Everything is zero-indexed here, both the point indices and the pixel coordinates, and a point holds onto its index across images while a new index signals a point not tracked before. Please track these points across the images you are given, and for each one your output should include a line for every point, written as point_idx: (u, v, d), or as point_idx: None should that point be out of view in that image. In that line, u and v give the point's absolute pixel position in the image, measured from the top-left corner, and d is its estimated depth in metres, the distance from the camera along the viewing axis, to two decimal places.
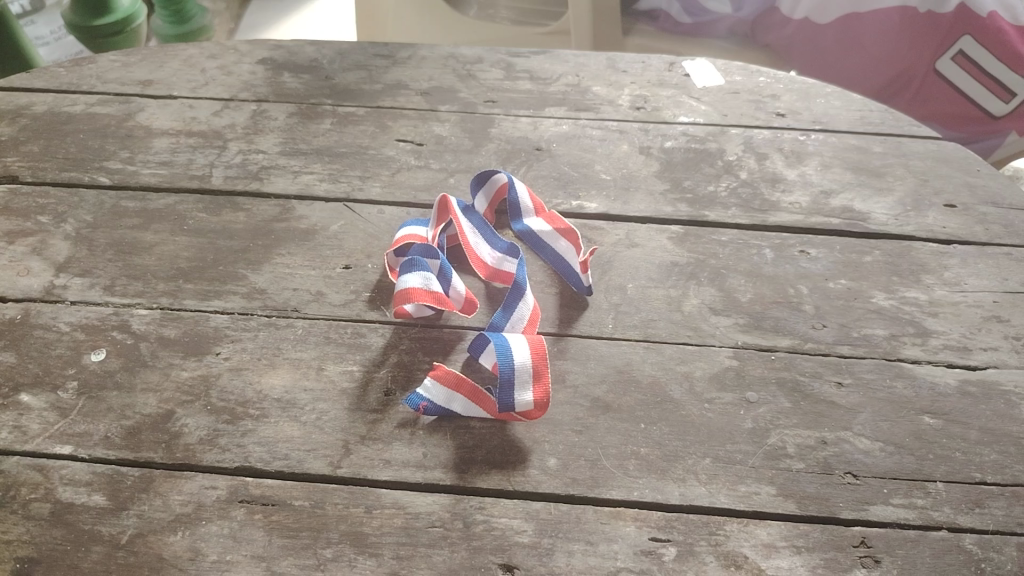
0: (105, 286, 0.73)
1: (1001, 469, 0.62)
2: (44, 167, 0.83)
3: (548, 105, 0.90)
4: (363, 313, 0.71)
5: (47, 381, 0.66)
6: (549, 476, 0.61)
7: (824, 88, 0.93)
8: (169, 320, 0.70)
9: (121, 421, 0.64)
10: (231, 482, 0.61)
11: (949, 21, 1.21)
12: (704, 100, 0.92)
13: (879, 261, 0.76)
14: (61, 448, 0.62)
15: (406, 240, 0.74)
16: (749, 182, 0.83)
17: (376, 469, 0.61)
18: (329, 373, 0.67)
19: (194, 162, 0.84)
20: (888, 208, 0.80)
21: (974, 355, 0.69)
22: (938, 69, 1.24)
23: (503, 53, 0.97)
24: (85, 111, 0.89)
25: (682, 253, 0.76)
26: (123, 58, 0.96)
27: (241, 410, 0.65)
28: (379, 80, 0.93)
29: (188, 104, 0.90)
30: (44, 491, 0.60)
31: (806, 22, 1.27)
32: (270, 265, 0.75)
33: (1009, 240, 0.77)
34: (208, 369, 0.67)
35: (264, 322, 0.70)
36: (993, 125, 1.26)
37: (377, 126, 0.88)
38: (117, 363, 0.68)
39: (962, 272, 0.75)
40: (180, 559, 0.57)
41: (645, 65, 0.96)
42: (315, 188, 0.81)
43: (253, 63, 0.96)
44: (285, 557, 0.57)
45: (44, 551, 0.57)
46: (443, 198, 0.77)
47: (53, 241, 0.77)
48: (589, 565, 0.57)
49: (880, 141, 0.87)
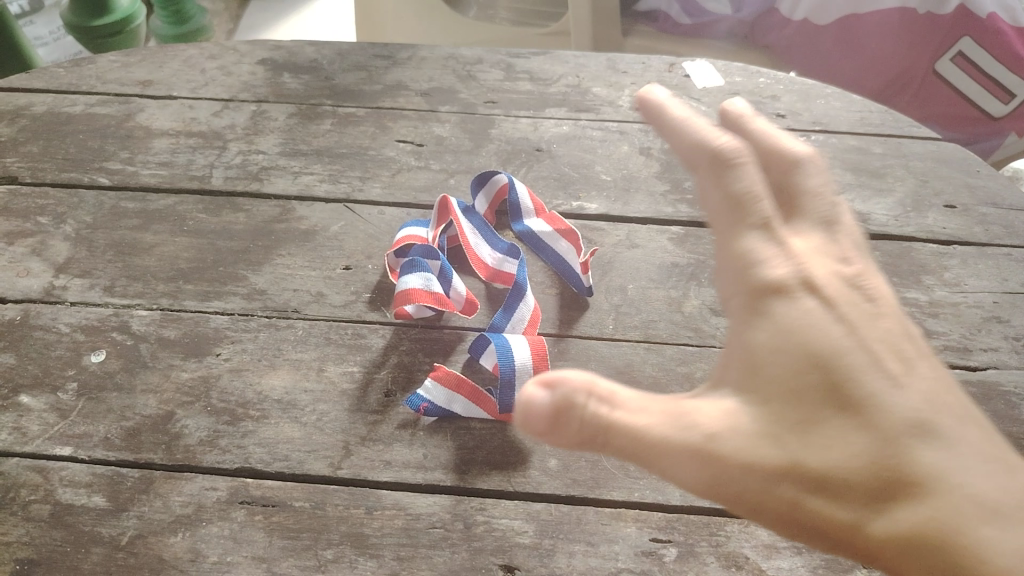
0: (105, 287, 0.73)
1: None
2: (44, 168, 0.83)
3: (548, 106, 0.90)
4: (363, 314, 0.71)
5: (47, 382, 0.66)
6: (550, 476, 0.61)
7: (824, 89, 0.93)
8: (168, 321, 0.70)
9: (121, 422, 0.64)
10: (231, 483, 0.61)
11: (948, 22, 1.21)
12: (705, 101, 0.92)
13: (879, 262, 0.76)
14: (61, 449, 0.62)
15: (406, 241, 0.74)
16: None
17: (376, 470, 0.61)
18: (329, 374, 0.67)
19: (194, 162, 0.84)
20: (889, 208, 0.80)
21: (975, 356, 0.69)
22: (936, 70, 1.25)
23: (502, 54, 0.97)
24: (84, 111, 0.89)
25: (682, 253, 0.76)
26: (123, 58, 0.96)
27: (242, 411, 0.64)
28: (379, 80, 0.93)
29: (187, 104, 0.90)
30: (43, 491, 0.60)
31: (805, 23, 1.27)
32: (270, 265, 0.75)
33: (1009, 241, 0.77)
34: (208, 369, 0.67)
35: (264, 322, 0.70)
36: (992, 126, 1.28)
37: (377, 127, 0.88)
38: (117, 364, 0.67)
39: (962, 273, 0.75)
40: (180, 560, 0.57)
41: (645, 65, 0.96)
42: (315, 189, 0.81)
43: (253, 64, 0.96)
44: (286, 558, 0.57)
45: (44, 553, 0.57)
46: (443, 198, 0.77)
47: (52, 242, 0.77)
48: (589, 565, 0.57)
49: (880, 141, 0.87)
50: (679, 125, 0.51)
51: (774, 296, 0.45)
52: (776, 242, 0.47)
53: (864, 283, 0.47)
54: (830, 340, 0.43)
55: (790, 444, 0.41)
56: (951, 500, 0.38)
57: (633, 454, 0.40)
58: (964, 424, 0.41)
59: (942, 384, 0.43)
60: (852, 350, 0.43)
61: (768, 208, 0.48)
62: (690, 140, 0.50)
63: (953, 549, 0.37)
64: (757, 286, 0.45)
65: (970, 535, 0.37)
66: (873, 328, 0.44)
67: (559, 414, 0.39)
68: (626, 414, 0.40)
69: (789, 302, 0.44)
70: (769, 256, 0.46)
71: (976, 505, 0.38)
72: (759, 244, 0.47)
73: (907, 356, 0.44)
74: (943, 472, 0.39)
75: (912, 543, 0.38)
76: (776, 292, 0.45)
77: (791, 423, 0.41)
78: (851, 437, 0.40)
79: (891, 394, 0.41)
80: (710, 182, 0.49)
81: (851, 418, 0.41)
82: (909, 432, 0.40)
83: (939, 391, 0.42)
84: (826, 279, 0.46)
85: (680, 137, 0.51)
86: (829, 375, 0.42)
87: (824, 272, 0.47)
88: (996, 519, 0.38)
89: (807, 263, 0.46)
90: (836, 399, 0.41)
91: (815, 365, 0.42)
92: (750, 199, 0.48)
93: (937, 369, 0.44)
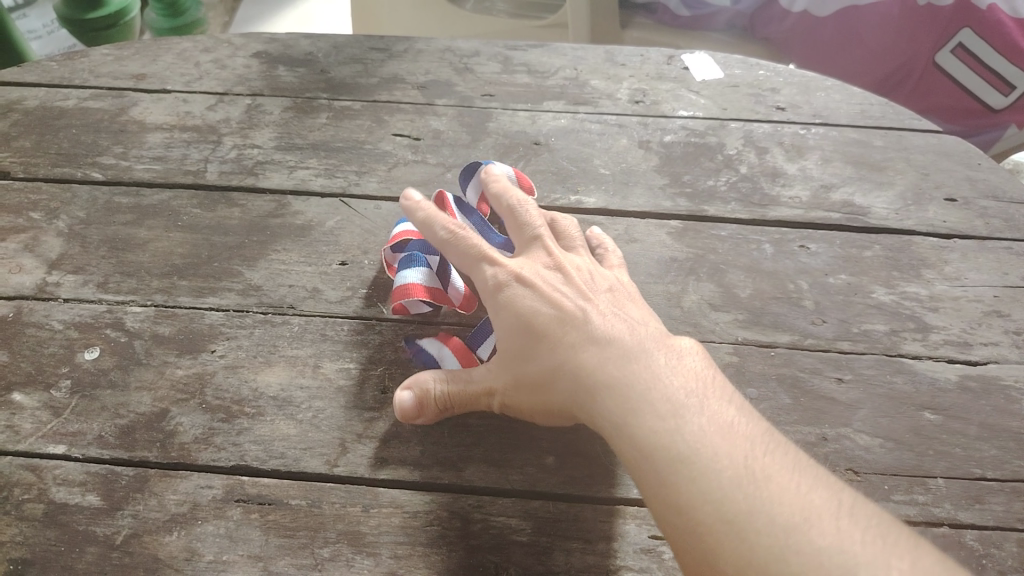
0: (98, 284, 0.72)
1: (1001, 465, 0.62)
2: (36, 163, 0.82)
3: (545, 99, 0.90)
4: (359, 310, 0.70)
5: (40, 380, 0.66)
6: (547, 473, 0.61)
7: (824, 80, 0.92)
8: (162, 317, 0.70)
9: (115, 420, 0.63)
10: (227, 481, 0.60)
11: (948, 14, 1.20)
12: (703, 94, 0.91)
13: (880, 256, 0.75)
14: (54, 447, 0.62)
15: (403, 237, 0.72)
16: (749, 176, 0.82)
17: (373, 468, 0.61)
18: (325, 370, 0.66)
19: (189, 157, 0.83)
20: (889, 202, 0.80)
21: (976, 350, 0.68)
22: (937, 62, 1.24)
23: (499, 46, 0.96)
24: (77, 106, 0.88)
25: (681, 248, 0.75)
26: (116, 51, 0.95)
27: (237, 408, 0.64)
28: (375, 73, 0.92)
29: (181, 98, 0.89)
30: (37, 490, 0.60)
31: (805, 15, 1.26)
32: (265, 261, 0.74)
33: (1009, 235, 0.77)
34: (203, 366, 0.66)
35: (259, 319, 0.70)
36: (993, 118, 1.29)
37: (372, 121, 0.87)
38: (110, 361, 0.67)
39: (963, 267, 0.74)
40: (175, 559, 0.56)
41: (643, 58, 0.95)
42: (311, 183, 0.81)
43: (247, 57, 0.95)
44: (282, 557, 0.56)
45: (38, 552, 0.57)
46: (438, 194, 0.74)
47: (45, 238, 0.76)
48: (587, 563, 0.57)
49: (881, 134, 0.86)
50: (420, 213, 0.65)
51: (492, 284, 0.61)
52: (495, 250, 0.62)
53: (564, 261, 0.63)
54: (516, 287, 0.60)
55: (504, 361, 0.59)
56: (579, 341, 0.56)
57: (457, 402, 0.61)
58: (602, 310, 0.58)
59: (593, 288, 0.61)
60: (529, 285, 0.60)
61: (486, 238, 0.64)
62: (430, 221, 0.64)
63: (578, 372, 0.54)
64: (483, 284, 0.61)
65: (586, 358, 0.55)
66: (553, 272, 0.61)
67: (420, 404, 0.60)
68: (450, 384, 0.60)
69: (500, 280, 0.60)
70: (489, 259, 0.62)
71: (591, 339, 0.55)
72: (483, 261, 0.62)
73: (581, 291, 0.59)
74: (572, 329, 0.56)
75: (561, 382, 0.55)
76: (491, 277, 0.61)
77: (503, 346, 0.59)
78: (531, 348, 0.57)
79: (547, 297, 0.58)
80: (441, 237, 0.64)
81: (527, 320, 0.58)
82: (556, 313, 0.57)
83: (585, 291, 0.60)
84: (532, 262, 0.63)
85: (421, 214, 0.65)
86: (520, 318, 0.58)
87: (530, 267, 0.62)
88: (605, 343, 0.55)
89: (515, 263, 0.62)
90: (515, 314, 0.58)
91: (513, 311, 0.59)
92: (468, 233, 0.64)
93: (598, 285, 0.61)
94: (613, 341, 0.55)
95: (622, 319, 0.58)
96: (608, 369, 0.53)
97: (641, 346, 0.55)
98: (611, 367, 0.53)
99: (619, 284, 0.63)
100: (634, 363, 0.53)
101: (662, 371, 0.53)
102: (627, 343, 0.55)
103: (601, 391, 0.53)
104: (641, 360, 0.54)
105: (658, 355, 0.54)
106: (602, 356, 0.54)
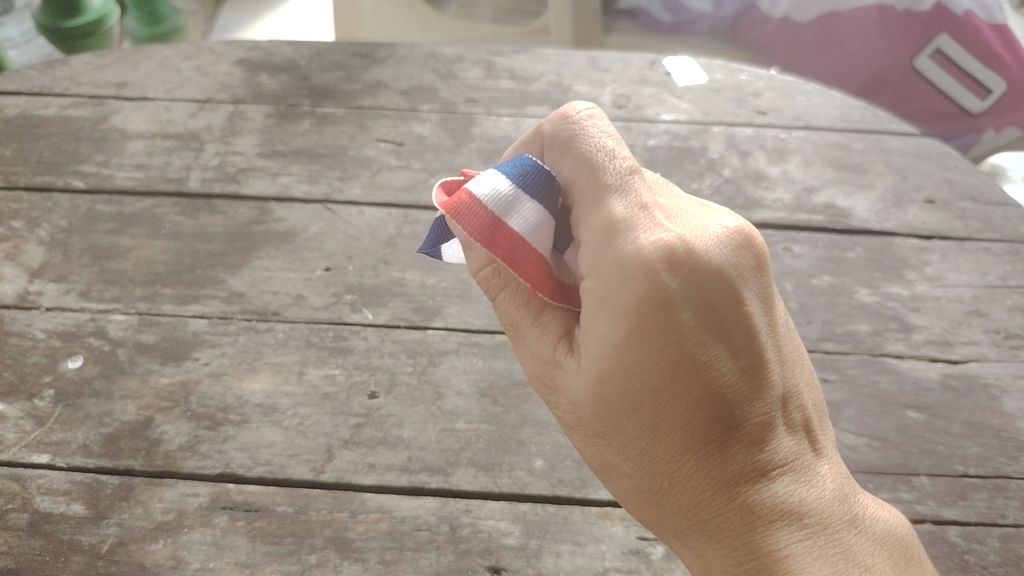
0: (80, 292, 0.72)
1: (983, 461, 0.63)
2: (16, 171, 0.82)
3: (529, 105, 0.90)
4: (344, 315, 0.70)
5: (23, 390, 0.65)
6: (536, 477, 0.61)
7: (804, 85, 0.93)
8: (146, 325, 0.69)
9: (98, 429, 0.63)
10: (212, 489, 0.60)
11: (926, 20, 1.23)
12: (686, 99, 0.91)
13: (862, 257, 0.76)
14: (38, 457, 0.61)
15: (517, 170, 0.48)
16: (733, 179, 0.83)
17: (360, 473, 0.60)
18: (310, 377, 0.66)
19: (171, 164, 0.83)
20: (869, 204, 0.81)
21: (956, 349, 0.69)
22: (915, 67, 1.26)
23: (483, 51, 0.96)
24: (57, 113, 0.87)
25: None
26: (96, 58, 0.94)
27: (222, 416, 0.64)
28: (358, 80, 0.92)
29: (164, 105, 0.89)
30: (21, 500, 0.59)
31: (784, 21, 1.27)
32: (248, 268, 0.73)
33: (988, 236, 0.78)
34: (187, 375, 0.66)
35: (243, 325, 0.69)
36: (970, 122, 1.32)
37: (356, 127, 0.87)
38: (94, 370, 0.66)
39: (943, 267, 0.75)
40: (161, 567, 0.56)
41: (626, 63, 0.95)
42: (294, 189, 0.80)
43: (229, 64, 0.94)
44: (269, 564, 0.56)
45: (23, 562, 0.56)
46: (561, 116, 0.47)
47: (26, 246, 0.75)
48: (577, 565, 0.57)
49: (861, 138, 0.87)
50: (559, 124, 0.47)
51: (632, 283, 0.43)
52: (647, 210, 0.45)
53: (753, 274, 0.46)
54: (677, 324, 0.44)
55: (611, 422, 0.46)
56: (745, 468, 0.45)
57: (493, 284, 0.51)
58: (782, 407, 0.46)
59: (778, 356, 0.46)
60: (701, 334, 0.44)
61: (637, 183, 0.46)
62: (572, 140, 0.47)
63: (733, 513, 0.45)
64: (614, 266, 0.44)
65: (753, 498, 0.45)
66: (740, 308, 0.45)
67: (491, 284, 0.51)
68: (506, 285, 0.50)
69: (657, 295, 0.43)
70: (637, 224, 0.44)
71: (768, 474, 0.45)
72: (621, 224, 0.44)
73: (759, 350, 0.45)
74: (735, 443, 0.45)
75: (698, 506, 0.46)
76: (639, 271, 0.43)
77: (612, 408, 0.45)
78: (674, 437, 0.45)
79: (720, 372, 0.44)
80: (568, 164, 0.47)
81: (671, 391, 0.44)
82: (720, 406, 0.44)
83: (769, 365, 0.46)
84: (713, 246, 0.44)
85: (560, 126, 0.47)
86: (670, 384, 0.44)
87: (698, 246, 0.44)
88: (772, 483, 0.45)
89: (684, 239, 0.44)
90: (660, 380, 0.44)
91: (660, 353, 0.44)
92: (611, 165, 0.46)
93: (781, 344, 0.46)
94: (797, 491, 0.46)
95: (806, 441, 0.47)
96: (779, 531, 0.45)
97: (831, 507, 0.46)
98: (783, 531, 0.45)
99: (794, 341, 0.49)
100: (821, 540, 0.45)
101: (850, 555, 0.45)
102: (814, 502, 0.46)
103: (760, 553, 0.45)
104: (833, 535, 0.45)
105: (840, 526, 0.46)
106: (780, 514, 0.45)
